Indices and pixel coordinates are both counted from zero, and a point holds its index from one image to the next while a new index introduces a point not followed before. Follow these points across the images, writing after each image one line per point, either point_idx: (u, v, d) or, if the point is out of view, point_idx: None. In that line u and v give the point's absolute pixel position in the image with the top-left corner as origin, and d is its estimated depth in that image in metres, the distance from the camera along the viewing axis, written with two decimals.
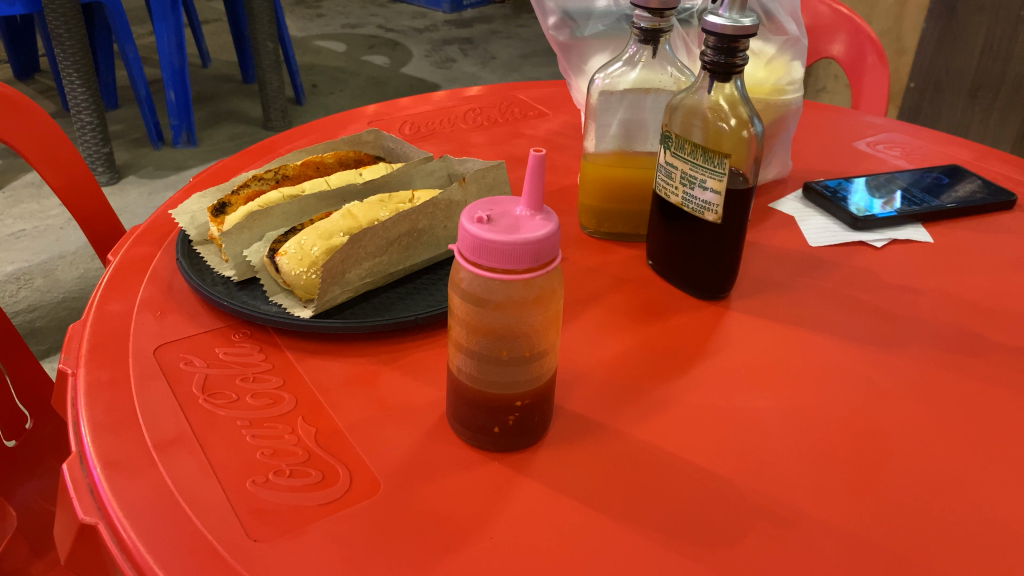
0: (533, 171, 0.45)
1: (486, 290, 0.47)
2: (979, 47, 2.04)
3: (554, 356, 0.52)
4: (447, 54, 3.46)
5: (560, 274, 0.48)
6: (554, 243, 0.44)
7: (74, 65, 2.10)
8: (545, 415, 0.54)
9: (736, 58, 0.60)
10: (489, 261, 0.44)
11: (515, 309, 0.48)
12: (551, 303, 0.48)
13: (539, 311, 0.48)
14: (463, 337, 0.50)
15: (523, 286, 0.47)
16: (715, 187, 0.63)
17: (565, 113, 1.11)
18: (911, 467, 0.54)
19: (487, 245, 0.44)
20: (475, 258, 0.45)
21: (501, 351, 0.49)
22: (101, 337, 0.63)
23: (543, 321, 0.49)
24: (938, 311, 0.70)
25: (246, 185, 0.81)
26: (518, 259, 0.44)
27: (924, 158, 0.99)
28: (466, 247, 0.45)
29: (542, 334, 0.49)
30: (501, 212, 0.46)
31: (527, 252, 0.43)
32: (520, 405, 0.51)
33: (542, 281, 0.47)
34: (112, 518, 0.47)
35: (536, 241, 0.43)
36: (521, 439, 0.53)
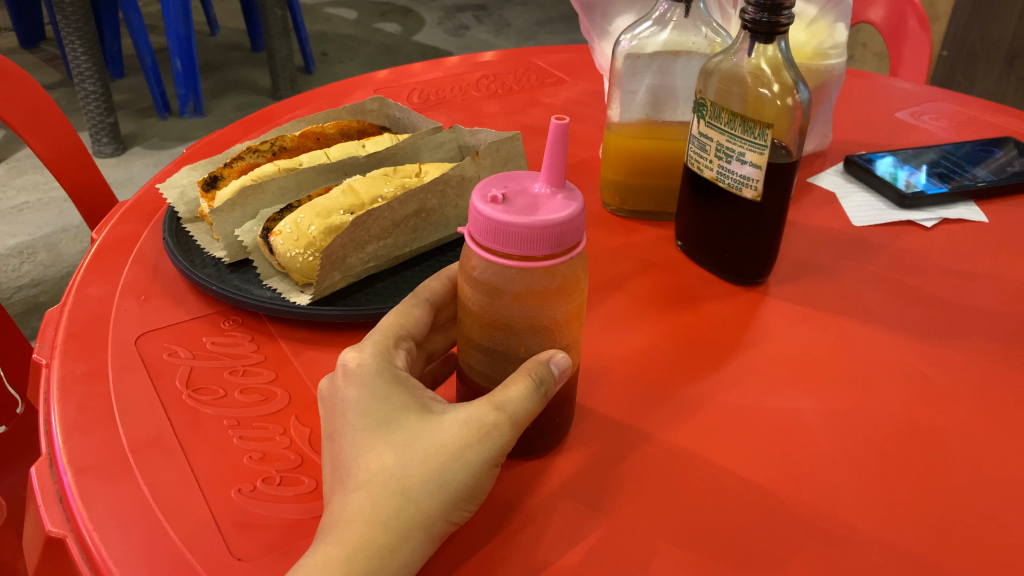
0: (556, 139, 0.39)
1: (502, 279, 0.41)
2: (1017, 14, 1.93)
3: (577, 355, 0.46)
4: (461, 22, 3.37)
5: (584, 261, 0.42)
6: (577, 227, 0.38)
7: (76, 33, 2.04)
8: (568, 417, 0.48)
9: (781, 16, 0.53)
10: (504, 246, 0.38)
11: (535, 301, 0.42)
12: (574, 294, 0.42)
13: (562, 303, 0.42)
14: (474, 333, 0.44)
15: (544, 275, 0.40)
16: (755, 161, 0.57)
17: (584, 80, 1.04)
18: (976, 477, 0.48)
19: (503, 229, 0.38)
20: (485, 242, 0.39)
21: (520, 347, 0.43)
22: (79, 324, 0.58)
23: (565, 313, 0.43)
24: (998, 298, 0.64)
25: (240, 157, 0.76)
26: (538, 244, 0.38)
27: (973, 129, 0.92)
28: (474, 227, 0.39)
29: (563, 328, 0.44)
30: (518, 189, 0.40)
31: (545, 236, 0.38)
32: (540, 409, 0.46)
33: (565, 270, 0.41)
34: (82, 534, 0.42)
35: (558, 224, 0.37)
36: (536, 443, 0.47)
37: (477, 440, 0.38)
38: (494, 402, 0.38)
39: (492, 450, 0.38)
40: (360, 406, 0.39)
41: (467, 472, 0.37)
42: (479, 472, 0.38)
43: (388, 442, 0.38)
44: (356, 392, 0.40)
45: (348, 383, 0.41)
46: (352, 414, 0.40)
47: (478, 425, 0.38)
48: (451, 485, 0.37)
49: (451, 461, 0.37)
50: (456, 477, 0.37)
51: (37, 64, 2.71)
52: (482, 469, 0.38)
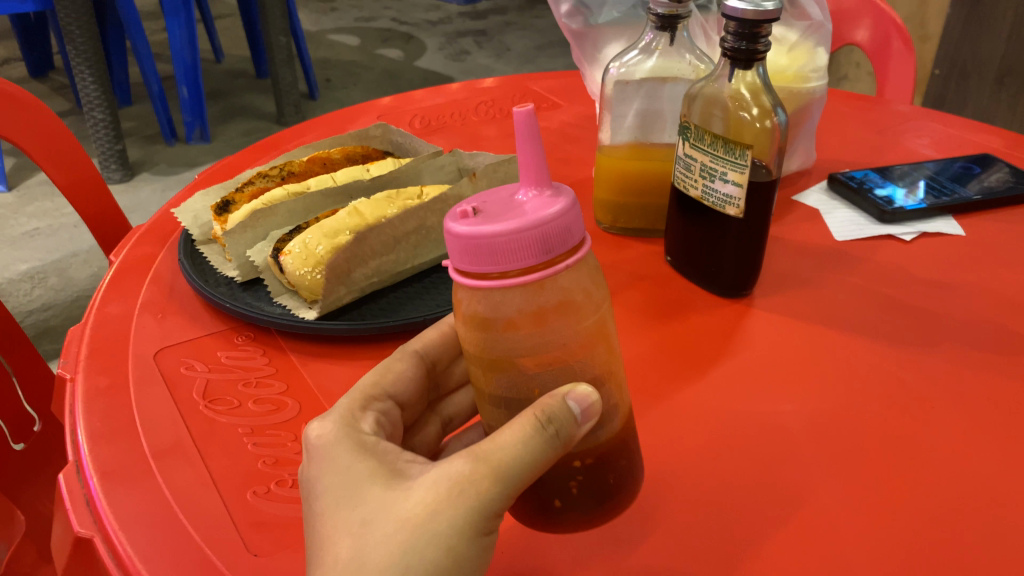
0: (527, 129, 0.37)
1: (490, 307, 0.37)
2: (1005, 33, 1.93)
3: (615, 386, 0.42)
4: (461, 47, 3.42)
5: (584, 274, 0.38)
6: (569, 226, 0.36)
7: (85, 62, 2.09)
8: (630, 464, 0.44)
9: (759, 44, 0.57)
10: (496, 264, 0.36)
11: (534, 326, 0.38)
12: (583, 314, 0.39)
13: (568, 328, 0.39)
14: (481, 380, 0.41)
15: (536, 292, 0.37)
16: (737, 180, 0.60)
17: (579, 104, 1.08)
18: (945, 472, 0.51)
19: (493, 242, 0.35)
20: (468, 266, 0.36)
21: (532, 389, 0.40)
22: (101, 341, 0.61)
23: (574, 337, 0.39)
24: (971, 307, 0.67)
25: (250, 182, 0.79)
26: (532, 248, 0.35)
27: (954, 147, 0.95)
28: (451, 252, 0.37)
29: (578, 356, 0.40)
30: (492, 203, 0.38)
31: (537, 241, 0.36)
32: (583, 467, 0.41)
33: (560, 286, 0.37)
34: (108, 533, 0.45)
35: (549, 221, 0.35)
36: (596, 506, 0.43)
37: (449, 501, 0.36)
38: (469, 458, 0.36)
39: (468, 515, 0.36)
40: (326, 485, 0.39)
41: (440, 541, 0.35)
42: (455, 538, 0.36)
43: (352, 521, 0.37)
44: (319, 468, 0.40)
45: (315, 461, 0.40)
46: (318, 496, 0.39)
47: (453, 486, 0.36)
48: (417, 567, 0.35)
49: (419, 529, 0.36)
50: (423, 553, 0.35)
51: (46, 94, 2.77)
52: (459, 535, 0.36)
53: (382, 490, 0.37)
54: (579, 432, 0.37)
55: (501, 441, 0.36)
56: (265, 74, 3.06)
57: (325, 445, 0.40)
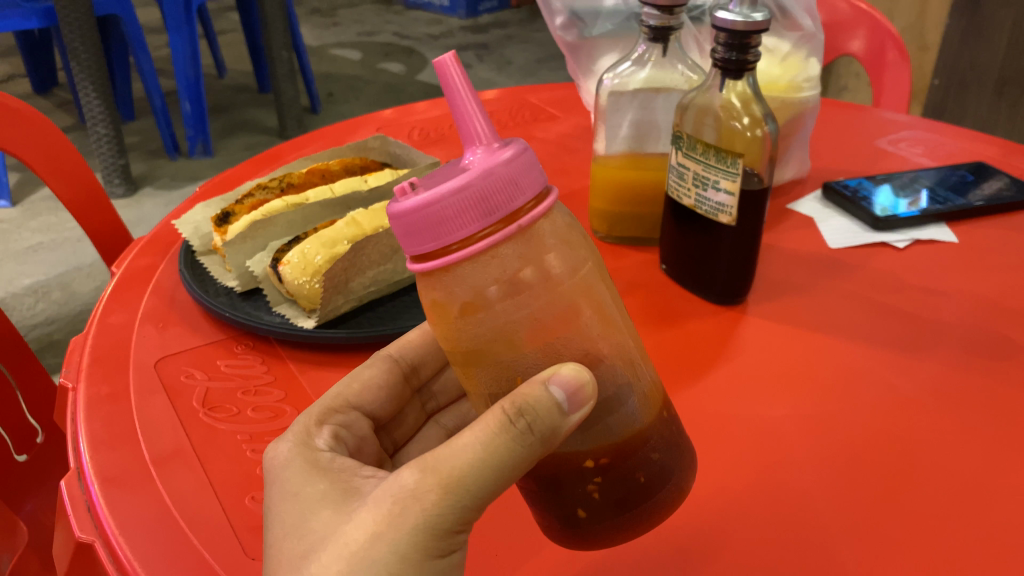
0: (456, 96, 0.39)
1: (446, 293, 0.38)
2: (1004, 42, 1.94)
3: (619, 363, 0.42)
4: (463, 61, 3.44)
5: (545, 244, 0.39)
6: (510, 178, 0.37)
7: (89, 77, 2.11)
8: (664, 457, 0.43)
9: (749, 54, 0.58)
10: (449, 233, 0.36)
11: (501, 307, 0.38)
12: (553, 289, 0.39)
13: (536, 298, 0.39)
14: (467, 381, 0.42)
15: (488, 263, 0.37)
16: (729, 189, 0.61)
17: (577, 115, 1.09)
18: (936, 474, 0.51)
19: (439, 211, 0.36)
20: (417, 245, 0.37)
21: (515, 377, 0.40)
22: (102, 350, 0.62)
23: (548, 312, 0.39)
24: (964, 313, 0.68)
25: (250, 193, 0.80)
26: (480, 206, 0.36)
27: (949, 155, 0.96)
28: (401, 235, 0.37)
29: (561, 334, 0.40)
30: (435, 177, 0.38)
31: (476, 200, 0.36)
32: (599, 465, 0.41)
33: (514, 251, 0.37)
34: (109, 538, 0.46)
35: (489, 177, 0.36)
36: (625, 512, 0.42)
37: (399, 512, 0.36)
38: (419, 469, 0.37)
39: (416, 532, 0.36)
40: (283, 513, 0.40)
41: (390, 553, 0.36)
42: (406, 549, 0.36)
43: (303, 547, 0.38)
44: (277, 496, 0.41)
45: (274, 491, 0.42)
46: (275, 524, 0.40)
47: (402, 497, 0.36)
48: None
49: (367, 544, 0.36)
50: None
51: (50, 109, 2.79)
52: (411, 545, 0.36)
53: (334, 514, 0.39)
54: (567, 423, 0.36)
55: (453, 454, 0.36)
56: (268, 89, 3.08)
57: (282, 477, 0.42)
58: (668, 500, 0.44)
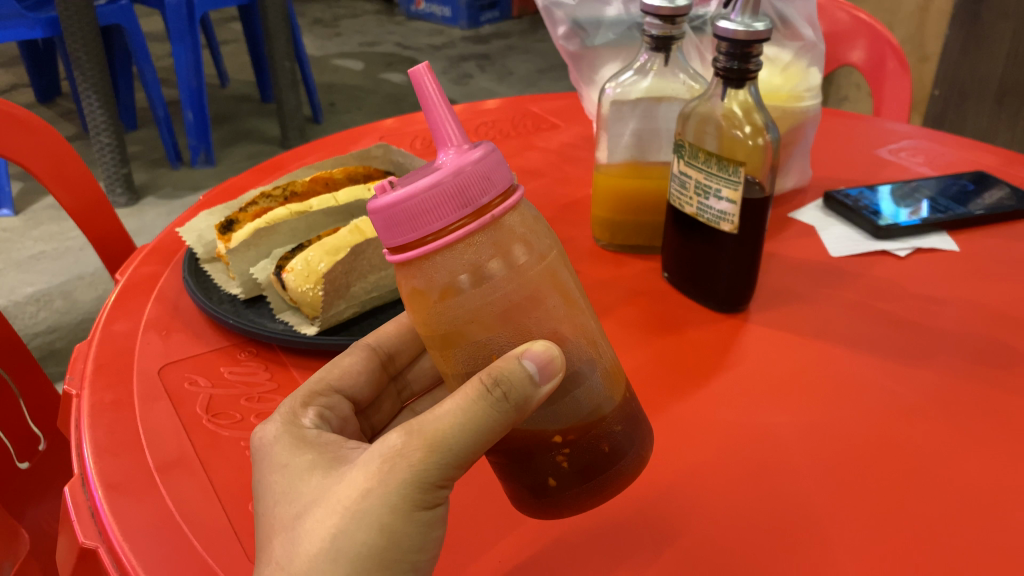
0: (428, 96, 0.40)
1: (424, 281, 0.38)
2: (1004, 53, 1.95)
3: (582, 340, 0.42)
4: (464, 71, 3.45)
5: (512, 224, 0.39)
6: (482, 173, 0.37)
7: (93, 87, 2.12)
8: (625, 427, 0.44)
9: (750, 63, 0.58)
10: (421, 229, 0.37)
11: (476, 290, 0.39)
12: (525, 270, 0.39)
13: (509, 282, 0.39)
14: (442, 363, 0.42)
15: (464, 250, 0.38)
16: (730, 197, 0.62)
17: (578, 125, 1.09)
18: (939, 480, 0.51)
19: (412, 206, 0.36)
20: (395, 239, 0.37)
21: (489, 356, 0.41)
22: (106, 357, 0.62)
23: (519, 294, 0.40)
24: (966, 321, 0.68)
25: (254, 202, 0.81)
26: (451, 202, 0.37)
27: (948, 164, 0.97)
28: (378, 230, 0.38)
29: (533, 314, 0.40)
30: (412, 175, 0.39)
31: (452, 191, 0.36)
32: (566, 439, 0.42)
33: (486, 239, 0.38)
34: (113, 544, 0.46)
35: (460, 173, 0.37)
36: (591, 480, 0.43)
37: (383, 476, 0.37)
38: (401, 432, 0.37)
39: (402, 487, 0.37)
40: (271, 483, 0.41)
41: (378, 517, 0.37)
42: (394, 512, 0.37)
43: (294, 510, 0.39)
44: (263, 467, 0.41)
45: (260, 461, 0.42)
46: (264, 493, 0.40)
47: (386, 461, 0.37)
48: (348, 550, 0.37)
49: (355, 508, 0.37)
50: (355, 535, 0.37)
51: (53, 119, 2.80)
52: (397, 508, 0.37)
53: (323, 480, 0.39)
54: (542, 394, 0.37)
55: (438, 416, 0.37)
56: (271, 99, 3.10)
57: (267, 449, 0.42)
58: (631, 468, 0.45)
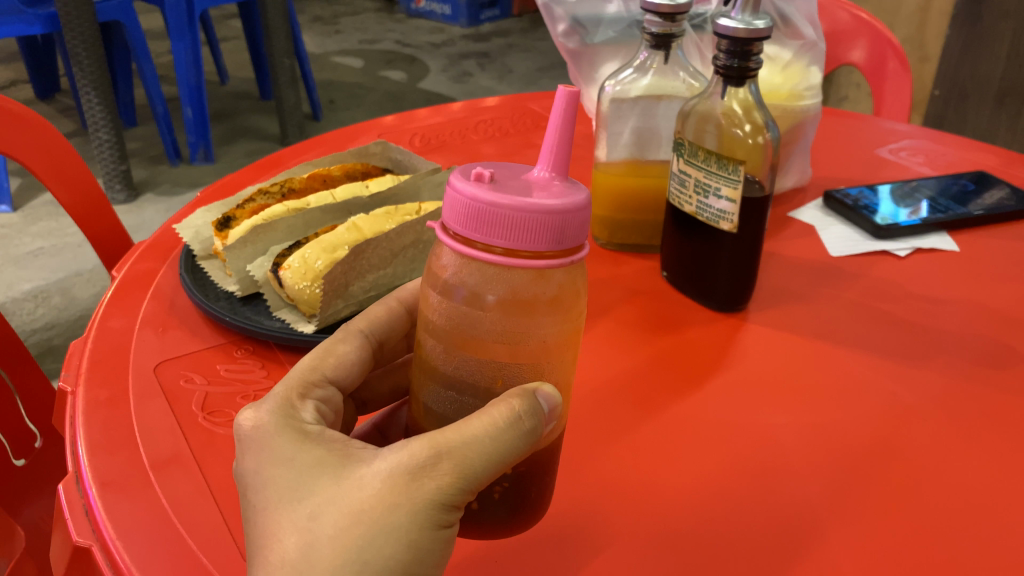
0: (563, 108, 0.37)
1: (480, 281, 0.37)
2: (1005, 53, 1.94)
3: (566, 390, 0.41)
4: (464, 69, 3.45)
5: (583, 274, 0.38)
6: (580, 223, 0.36)
7: (92, 83, 2.11)
8: (552, 475, 0.44)
9: (750, 61, 0.58)
10: (493, 238, 0.35)
11: (520, 313, 0.37)
12: (572, 312, 0.38)
13: (554, 324, 0.38)
14: (440, 358, 0.40)
15: (534, 281, 0.37)
16: (730, 196, 0.61)
17: (578, 123, 1.09)
18: (938, 480, 0.51)
19: (503, 216, 0.35)
20: (467, 230, 0.36)
21: (496, 379, 0.39)
22: (101, 354, 0.62)
23: (554, 335, 0.38)
24: (966, 321, 0.67)
25: (251, 199, 0.80)
26: (538, 235, 0.35)
27: (949, 164, 0.96)
28: (454, 211, 0.36)
29: (552, 358, 0.39)
30: (510, 178, 0.37)
31: (543, 226, 0.35)
32: (512, 474, 0.41)
33: (559, 277, 0.37)
34: (107, 542, 0.46)
35: (563, 213, 0.35)
36: (512, 515, 0.42)
37: (406, 493, 0.36)
38: (426, 446, 0.36)
39: (426, 508, 0.36)
40: (274, 479, 0.38)
41: (396, 537, 0.36)
42: (414, 535, 0.36)
43: (303, 513, 0.37)
44: (263, 460, 0.39)
45: (256, 453, 0.40)
46: (266, 489, 0.38)
47: (410, 477, 0.36)
48: (375, 564, 0.36)
49: (375, 524, 0.36)
50: (384, 551, 0.36)
51: (53, 115, 2.80)
52: (416, 529, 0.36)
53: (333, 482, 0.37)
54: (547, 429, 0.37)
55: (467, 436, 0.36)
56: (270, 96, 3.09)
57: (267, 438, 0.40)
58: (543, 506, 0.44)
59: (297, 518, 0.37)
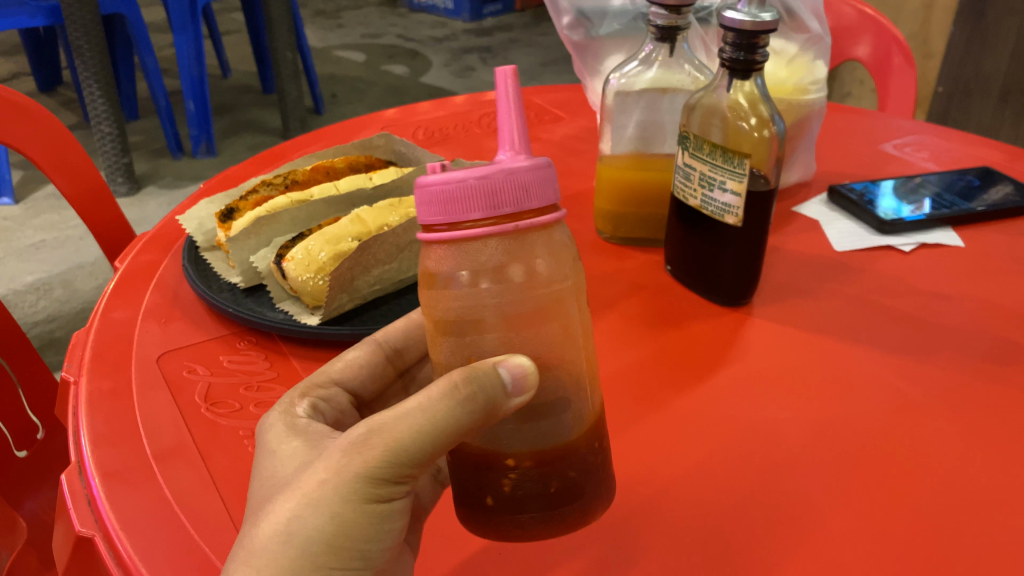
0: (506, 89, 0.38)
1: (432, 265, 0.38)
2: (1009, 50, 1.94)
3: (566, 375, 0.41)
4: (467, 63, 3.44)
5: (538, 239, 0.38)
6: (542, 179, 0.37)
7: (94, 76, 2.11)
8: (597, 466, 0.43)
9: (757, 54, 0.58)
10: (467, 212, 0.36)
11: (471, 288, 0.38)
12: (528, 284, 0.38)
13: (509, 294, 0.38)
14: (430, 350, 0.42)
15: (472, 250, 0.37)
16: (735, 189, 0.61)
17: (581, 117, 1.09)
18: (943, 475, 0.51)
19: (469, 188, 0.35)
20: (430, 219, 0.37)
21: (468, 357, 0.40)
22: (104, 345, 0.62)
23: (537, 306, 0.39)
24: (971, 317, 0.67)
25: (255, 190, 0.80)
26: (506, 196, 0.36)
27: (954, 160, 0.96)
28: (423, 205, 0.37)
29: (524, 332, 0.39)
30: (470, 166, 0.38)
31: (504, 190, 0.36)
32: (517, 466, 0.41)
33: (501, 246, 0.37)
34: (110, 533, 0.46)
35: (522, 170, 0.36)
36: (535, 514, 0.41)
37: (339, 469, 0.37)
38: (366, 425, 0.37)
39: (353, 482, 0.36)
40: (257, 462, 0.41)
41: (323, 511, 0.36)
42: (342, 509, 0.36)
43: (264, 492, 0.39)
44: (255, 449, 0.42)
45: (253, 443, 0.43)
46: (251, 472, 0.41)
47: (344, 454, 0.37)
48: (299, 536, 0.36)
49: (305, 499, 0.37)
50: (308, 523, 0.36)
51: (55, 108, 2.79)
52: (342, 504, 0.36)
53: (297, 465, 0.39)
54: (500, 410, 0.37)
55: (398, 413, 0.37)
56: (272, 90, 3.09)
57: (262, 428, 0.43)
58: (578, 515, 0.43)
59: (259, 496, 0.39)
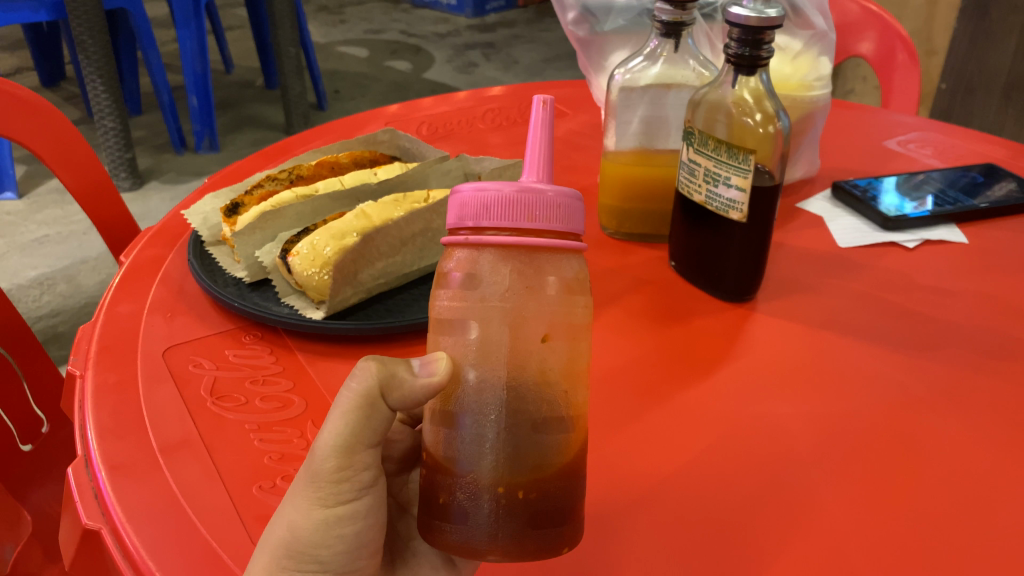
0: (540, 122, 0.40)
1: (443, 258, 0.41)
2: (1013, 47, 1.94)
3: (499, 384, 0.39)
4: (470, 59, 3.44)
5: (504, 259, 0.39)
6: (570, 204, 0.38)
7: (98, 71, 2.11)
8: (539, 501, 0.39)
9: (762, 50, 0.58)
10: (500, 219, 0.37)
11: (445, 286, 0.40)
12: (482, 297, 0.39)
13: (469, 300, 0.40)
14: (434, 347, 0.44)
15: (469, 258, 0.39)
16: (740, 185, 0.61)
17: (585, 113, 1.09)
18: (946, 471, 0.51)
19: (508, 198, 0.37)
20: (452, 222, 0.39)
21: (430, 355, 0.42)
22: (109, 338, 0.62)
23: (492, 320, 0.39)
24: (974, 313, 0.67)
25: (260, 185, 0.81)
26: (539, 210, 0.37)
27: (958, 156, 0.96)
28: (458, 209, 0.38)
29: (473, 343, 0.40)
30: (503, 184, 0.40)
31: (513, 202, 0.37)
32: (432, 457, 0.41)
33: (491, 258, 0.39)
34: (116, 525, 0.46)
35: (556, 192, 0.38)
36: (440, 517, 0.40)
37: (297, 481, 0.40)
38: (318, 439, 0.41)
39: (299, 484, 0.39)
40: None
41: (285, 519, 0.39)
42: (297, 513, 0.38)
43: None
44: None
45: None
46: None
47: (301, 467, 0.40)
48: (271, 544, 0.39)
49: (277, 514, 0.39)
50: (275, 532, 0.39)
51: (58, 102, 2.80)
52: (296, 507, 0.39)
53: None
54: (404, 393, 0.39)
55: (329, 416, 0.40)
56: (275, 85, 3.09)
57: None
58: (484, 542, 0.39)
59: None
